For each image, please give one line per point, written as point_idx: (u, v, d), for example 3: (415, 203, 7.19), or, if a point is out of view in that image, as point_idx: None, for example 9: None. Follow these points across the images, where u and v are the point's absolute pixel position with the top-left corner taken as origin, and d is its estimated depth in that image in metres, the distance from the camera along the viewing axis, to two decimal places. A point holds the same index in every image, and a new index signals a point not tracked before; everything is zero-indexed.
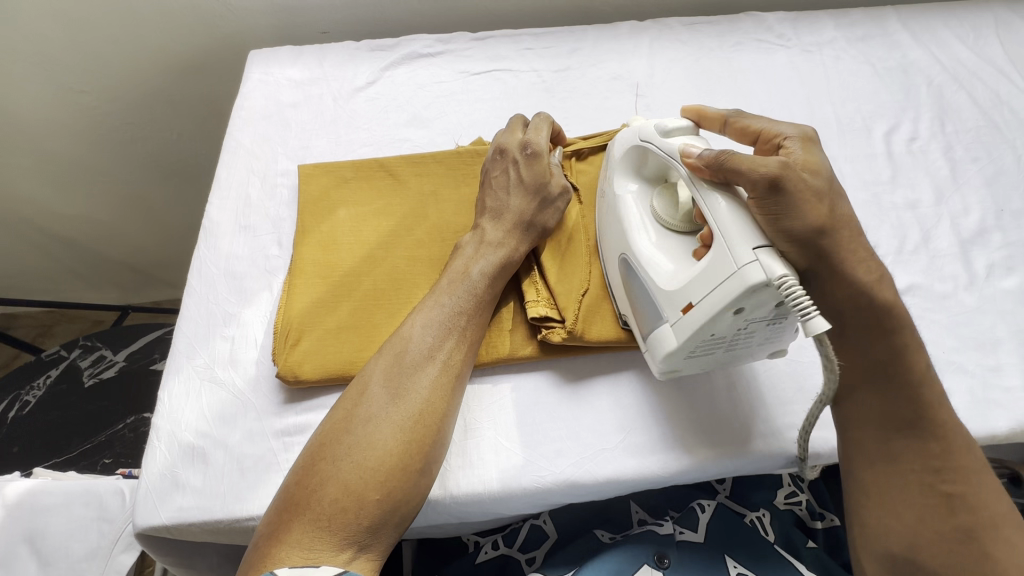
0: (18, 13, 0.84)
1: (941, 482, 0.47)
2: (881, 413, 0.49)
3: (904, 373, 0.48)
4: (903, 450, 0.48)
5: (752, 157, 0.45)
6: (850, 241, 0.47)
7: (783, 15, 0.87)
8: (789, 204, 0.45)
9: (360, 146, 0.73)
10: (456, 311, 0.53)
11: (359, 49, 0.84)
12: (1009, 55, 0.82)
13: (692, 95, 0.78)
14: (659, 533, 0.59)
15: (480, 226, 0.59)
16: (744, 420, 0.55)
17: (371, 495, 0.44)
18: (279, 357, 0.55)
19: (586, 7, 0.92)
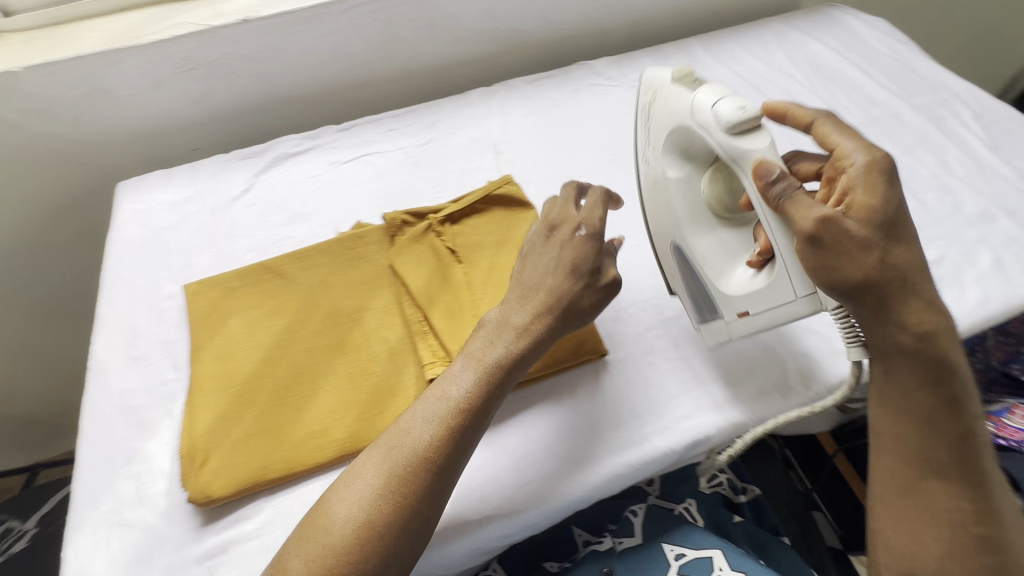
0: None
1: (975, 527, 0.48)
2: (933, 456, 0.49)
3: (953, 418, 0.49)
4: (940, 481, 0.49)
5: (799, 203, 0.47)
6: (908, 290, 0.47)
7: (608, 60, 1.00)
8: (841, 244, 0.46)
9: (244, 252, 0.76)
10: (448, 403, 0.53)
11: (230, 160, 0.87)
12: (792, 60, 0.99)
13: (545, 143, 0.87)
14: (600, 550, 0.65)
15: (506, 304, 0.59)
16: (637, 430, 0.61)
17: None
18: (189, 481, 0.55)
19: (440, 81, 1.01)
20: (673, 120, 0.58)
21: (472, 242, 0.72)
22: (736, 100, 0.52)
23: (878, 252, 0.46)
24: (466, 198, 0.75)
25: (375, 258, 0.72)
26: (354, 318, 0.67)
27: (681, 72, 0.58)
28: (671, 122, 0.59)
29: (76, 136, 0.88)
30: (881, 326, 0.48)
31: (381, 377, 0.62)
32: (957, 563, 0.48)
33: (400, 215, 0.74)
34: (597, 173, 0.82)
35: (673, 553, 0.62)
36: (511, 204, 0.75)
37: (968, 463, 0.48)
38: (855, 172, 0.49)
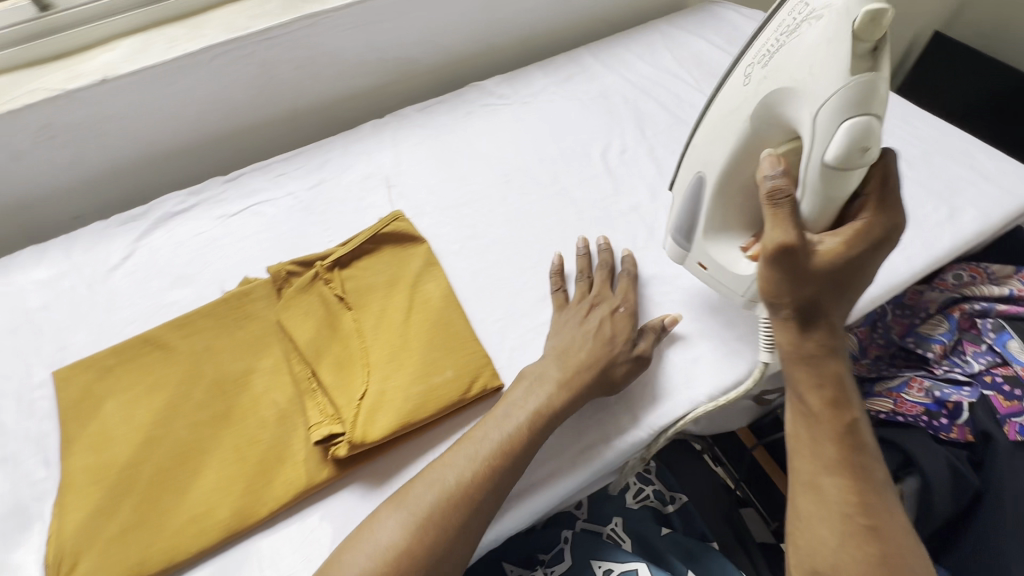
0: None
1: (863, 517, 0.48)
2: (827, 449, 0.50)
3: (838, 415, 0.51)
4: (834, 472, 0.50)
5: (778, 218, 0.51)
6: (826, 322, 0.52)
7: (499, 79, 1.00)
8: (789, 267, 0.51)
9: (124, 326, 0.71)
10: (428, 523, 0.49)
11: (108, 226, 0.82)
12: (678, 60, 1.00)
13: (438, 171, 0.85)
14: None
15: (544, 370, 0.58)
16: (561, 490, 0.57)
17: None
18: None
19: (332, 117, 0.98)
20: (790, 77, 0.51)
21: (363, 285, 0.70)
22: (866, 136, 0.49)
23: (817, 286, 0.51)
24: (356, 239, 0.73)
25: (262, 314, 0.69)
26: (241, 383, 0.64)
27: (868, 20, 0.45)
28: (786, 73, 0.51)
29: None
30: (790, 340, 0.53)
31: (269, 444, 0.59)
32: (854, 554, 0.47)
33: (285, 267, 0.71)
34: (491, 197, 0.81)
35: (602, 569, 0.63)
36: (402, 241, 0.74)
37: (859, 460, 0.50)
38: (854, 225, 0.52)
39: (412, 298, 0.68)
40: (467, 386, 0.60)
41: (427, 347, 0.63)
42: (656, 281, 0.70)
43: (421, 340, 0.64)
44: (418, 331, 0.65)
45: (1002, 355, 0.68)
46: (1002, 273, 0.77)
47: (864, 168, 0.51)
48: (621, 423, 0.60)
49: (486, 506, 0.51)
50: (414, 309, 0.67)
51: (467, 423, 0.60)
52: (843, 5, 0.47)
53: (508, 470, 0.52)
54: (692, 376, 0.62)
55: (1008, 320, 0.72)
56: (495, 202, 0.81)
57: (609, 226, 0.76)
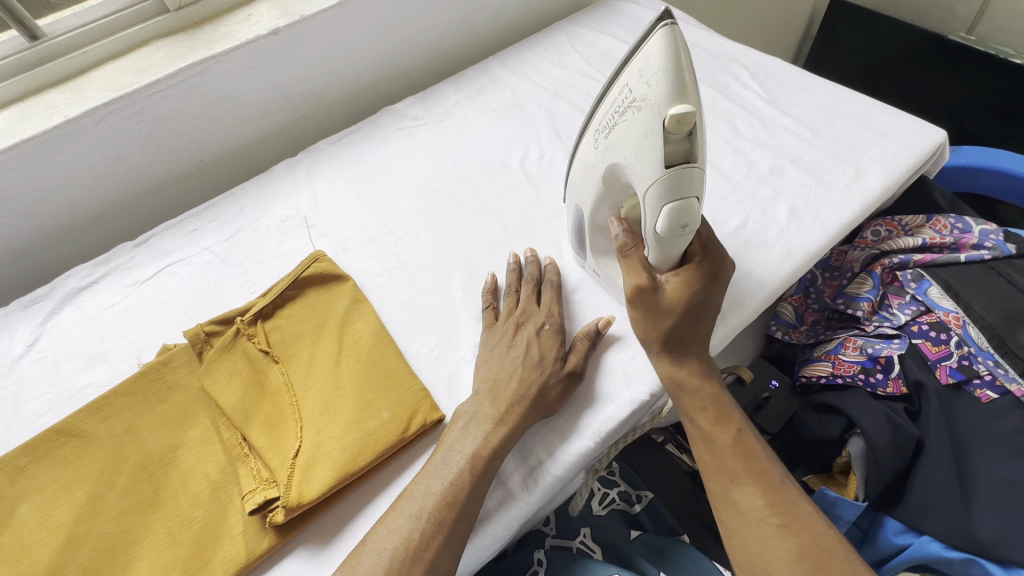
0: None
1: (773, 516, 0.53)
2: (727, 461, 0.56)
3: (723, 430, 0.58)
4: (740, 482, 0.55)
5: (629, 265, 0.56)
6: (693, 358, 0.59)
7: (411, 100, 0.98)
8: (643, 309, 0.56)
9: (36, 419, 0.66)
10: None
11: (9, 312, 0.77)
12: (586, 58, 1.01)
13: (357, 204, 0.83)
14: None
15: (477, 401, 0.58)
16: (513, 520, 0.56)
17: None
18: None
19: (243, 163, 0.95)
20: (624, 155, 0.50)
21: (290, 334, 0.67)
22: (683, 215, 0.49)
23: (672, 321, 0.57)
24: (276, 287, 0.70)
25: (186, 382, 0.65)
26: (168, 460, 0.60)
27: (674, 123, 0.44)
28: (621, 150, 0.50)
29: None
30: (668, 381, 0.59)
31: (203, 522, 0.55)
32: (781, 551, 0.51)
33: (203, 329, 0.67)
34: (414, 223, 0.80)
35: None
36: (325, 281, 0.71)
37: (755, 463, 0.56)
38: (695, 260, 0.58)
39: (341, 340, 0.66)
40: (406, 423, 0.58)
41: (361, 389, 0.61)
42: (587, 284, 0.70)
43: (354, 384, 0.61)
44: (351, 374, 0.62)
45: (924, 303, 0.71)
46: (915, 223, 0.80)
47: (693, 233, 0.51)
48: (569, 439, 0.59)
49: (439, 559, 0.50)
50: (344, 352, 0.65)
51: (412, 463, 0.59)
52: (657, 97, 0.45)
53: (456, 511, 0.51)
54: (632, 377, 0.62)
55: (925, 268, 0.74)
56: (418, 227, 0.79)
57: (534, 234, 0.76)
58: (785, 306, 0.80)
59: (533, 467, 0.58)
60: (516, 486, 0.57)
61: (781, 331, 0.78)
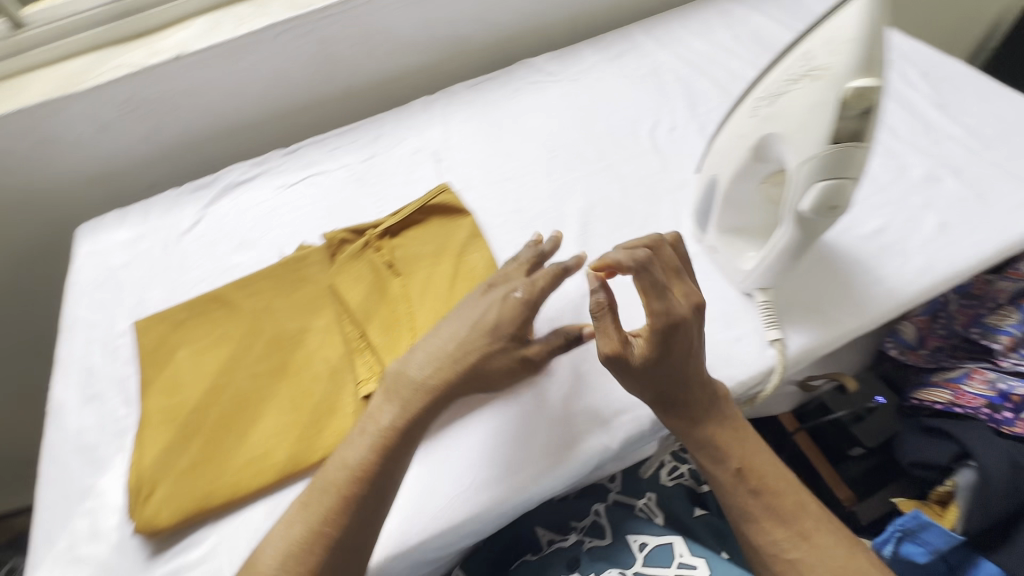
0: None
1: (789, 549, 0.52)
2: (722, 486, 0.55)
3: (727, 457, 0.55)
4: (753, 518, 0.54)
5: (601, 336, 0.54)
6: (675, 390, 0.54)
7: (548, 56, 0.99)
8: (623, 370, 0.54)
9: (193, 284, 0.77)
10: (326, 533, 0.50)
11: (181, 193, 0.89)
12: (734, 36, 0.97)
13: (485, 147, 0.87)
14: (566, 546, 0.66)
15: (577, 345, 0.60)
16: (522, 493, 0.58)
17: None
18: (136, 513, 0.57)
19: (384, 97, 1.01)
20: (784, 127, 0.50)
21: (411, 253, 0.73)
22: (833, 197, 0.48)
23: (652, 380, 0.54)
24: (404, 210, 0.76)
25: (317, 278, 0.73)
26: (296, 340, 0.68)
27: (853, 96, 0.44)
28: (781, 123, 0.50)
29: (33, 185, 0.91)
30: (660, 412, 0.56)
31: (321, 397, 0.63)
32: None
33: (341, 234, 0.74)
34: (535, 173, 0.82)
35: (637, 543, 0.63)
36: (449, 212, 0.76)
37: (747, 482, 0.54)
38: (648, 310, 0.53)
39: (457, 267, 0.71)
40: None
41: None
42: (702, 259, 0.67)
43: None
44: (465, 299, 0.67)
45: None
46: None
47: (838, 215, 0.51)
48: (545, 433, 0.60)
49: None
50: (459, 279, 0.69)
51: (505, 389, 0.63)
52: (839, 68, 0.45)
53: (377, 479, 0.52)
54: (732, 357, 0.61)
55: None
56: (539, 177, 0.81)
57: (653, 203, 0.76)
58: (908, 324, 0.73)
59: (535, 447, 0.59)
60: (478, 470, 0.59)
61: (897, 350, 0.72)
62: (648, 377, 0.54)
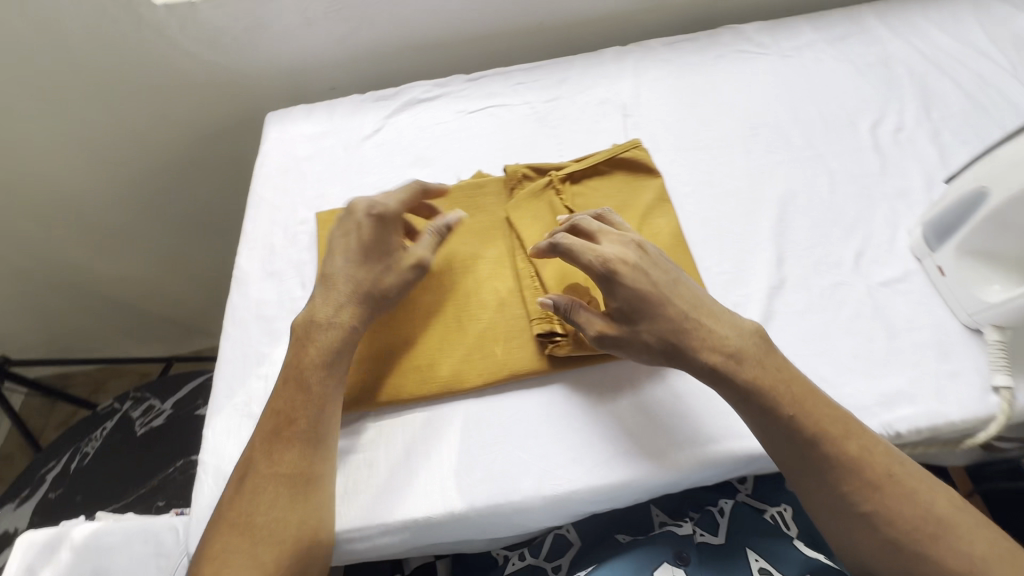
0: (78, 100, 0.99)
1: (862, 505, 0.50)
2: (764, 443, 0.53)
3: (762, 409, 0.52)
4: (811, 476, 0.51)
5: (580, 318, 0.56)
6: (679, 329, 0.54)
7: (760, 25, 0.90)
8: (614, 340, 0.55)
9: (369, 189, 0.79)
10: (271, 476, 0.52)
11: (365, 100, 0.91)
12: (991, 38, 0.83)
13: (678, 110, 0.81)
14: (678, 533, 0.59)
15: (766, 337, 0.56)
16: (668, 477, 0.55)
17: (260, 509, 0.51)
18: None
19: (570, 39, 0.97)
20: None
21: (592, 205, 0.70)
22: None
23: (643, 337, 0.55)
24: (590, 158, 0.73)
25: (492, 208, 0.72)
26: (467, 264, 0.68)
27: None
28: None
29: (234, 66, 0.97)
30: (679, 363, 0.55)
31: (485, 324, 0.63)
32: (889, 528, 0.49)
33: (524, 171, 0.73)
34: (731, 148, 0.76)
35: (757, 565, 0.56)
36: (637, 170, 0.73)
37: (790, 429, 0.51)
38: (595, 268, 0.55)
39: (640, 228, 0.67)
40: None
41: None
42: (918, 277, 0.62)
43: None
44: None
45: None
46: None
47: None
48: (682, 420, 0.57)
49: None
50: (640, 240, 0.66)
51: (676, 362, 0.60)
52: None
53: (294, 424, 0.54)
54: (946, 394, 0.55)
55: None
56: (736, 153, 0.75)
57: (866, 206, 0.68)
58: None
59: (678, 433, 0.56)
60: (607, 440, 0.56)
61: None
62: (642, 333, 0.55)
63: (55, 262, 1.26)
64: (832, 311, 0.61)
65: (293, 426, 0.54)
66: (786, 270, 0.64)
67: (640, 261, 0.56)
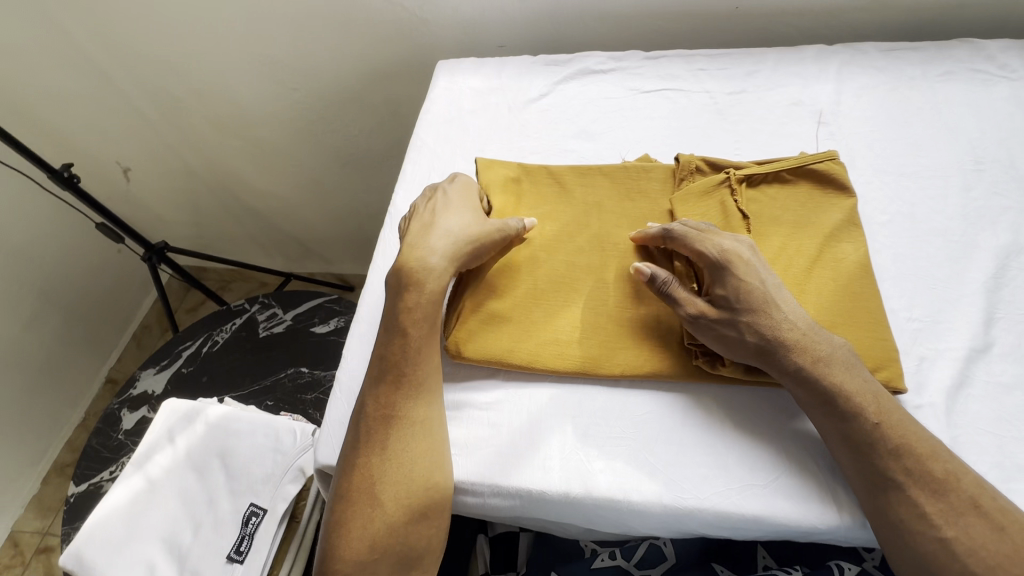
0: (272, 25, 1.06)
1: (938, 529, 0.46)
2: (834, 446, 0.50)
3: (856, 435, 0.49)
4: (889, 500, 0.48)
5: (677, 293, 0.56)
6: (778, 329, 0.52)
7: (1008, 43, 0.76)
8: (713, 324, 0.53)
9: (529, 154, 0.78)
10: (379, 416, 0.55)
11: (535, 63, 0.89)
12: None
13: (885, 127, 0.72)
14: None
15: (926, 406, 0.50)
16: (805, 526, 0.50)
17: (377, 448, 0.54)
18: (450, 333, 0.61)
19: (765, 29, 0.88)
20: None
21: (768, 214, 0.64)
22: None
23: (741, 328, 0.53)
24: (775, 162, 0.66)
25: (655, 197, 0.68)
26: (620, 248, 0.64)
27: None
28: None
29: (414, 11, 0.99)
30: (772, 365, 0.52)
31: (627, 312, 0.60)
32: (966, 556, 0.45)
33: (698, 164, 0.67)
34: (946, 181, 0.66)
35: None
36: (827, 185, 0.65)
37: (859, 433, 0.49)
38: (710, 251, 0.56)
39: (821, 251, 0.61)
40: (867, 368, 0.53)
41: (827, 307, 0.57)
42: None
43: (816, 296, 0.58)
44: (820, 287, 0.58)
45: None
46: None
47: None
48: (823, 467, 0.52)
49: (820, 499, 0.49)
50: (817, 263, 0.60)
51: None
52: None
53: (390, 370, 0.56)
54: None
55: None
56: (951, 188, 0.65)
57: None
58: None
59: (815, 480, 0.51)
60: (734, 464, 0.52)
61: None
62: (740, 322, 0.53)
63: (220, 167, 1.40)
64: None
65: (396, 372, 0.56)
66: (994, 334, 0.55)
67: (755, 258, 0.56)
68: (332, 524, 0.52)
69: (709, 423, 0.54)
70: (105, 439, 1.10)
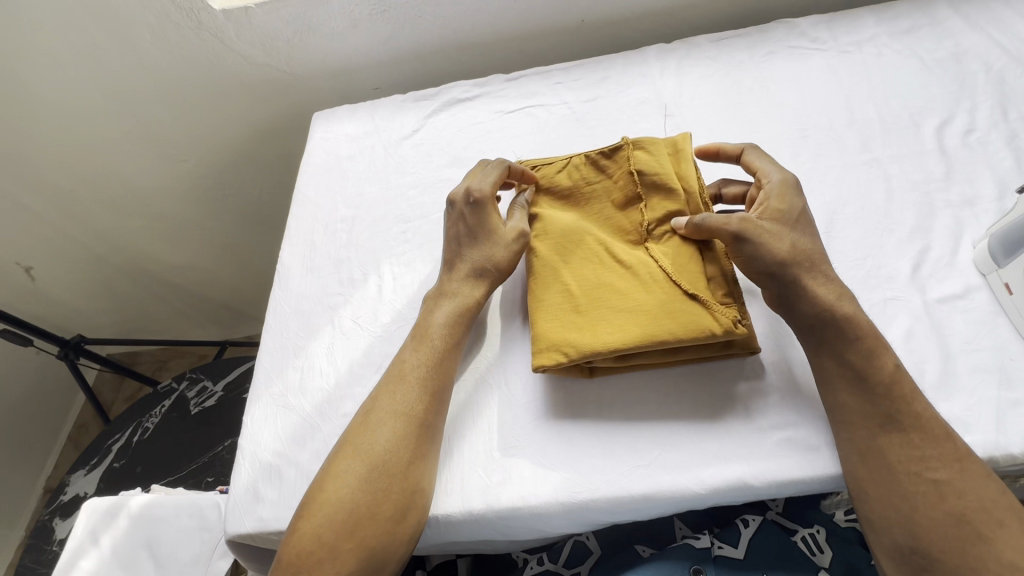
0: (146, 101, 1.06)
1: (925, 472, 0.47)
2: (837, 391, 0.51)
3: (876, 374, 0.50)
4: (891, 443, 0.48)
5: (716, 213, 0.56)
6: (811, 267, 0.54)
7: (818, 17, 0.85)
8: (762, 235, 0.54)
9: (406, 189, 0.81)
10: (396, 417, 0.54)
11: (405, 100, 0.92)
12: None
13: (722, 109, 0.78)
14: (695, 545, 0.57)
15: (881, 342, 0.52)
16: (691, 497, 0.52)
17: (385, 445, 0.53)
18: (685, 318, 0.54)
19: (613, 35, 0.95)
20: None
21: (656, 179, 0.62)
22: None
23: (789, 238, 0.55)
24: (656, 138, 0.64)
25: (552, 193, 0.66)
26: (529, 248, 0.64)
27: None
28: None
29: (284, 68, 1.01)
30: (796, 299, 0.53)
31: (594, 282, 0.59)
32: (946, 501, 0.45)
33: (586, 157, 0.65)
34: (778, 151, 0.72)
35: None
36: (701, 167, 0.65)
37: (873, 361, 0.50)
38: (770, 180, 0.59)
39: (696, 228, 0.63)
40: (729, 325, 0.53)
41: (698, 269, 0.57)
42: (981, 293, 0.57)
43: (681, 260, 0.58)
44: (686, 252, 0.58)
45: None
46: None
47: None
48: (702, 435, 0.54)
49: (702, 466, 0.53)
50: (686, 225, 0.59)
51: (705, 374, 0.57)
52: None
53: (430, 366, 0.57)
54: (1010, 425, 0.50)
55: None
56: (783, 156, 0.72)
57: (927, 215, 0.63)
58: None
59: (693, 448, 0.54)
60: (619, 450, 0.54)
61: None
62: (784, 236, 0.54)
63: (126, 248, 1.36)
64: (880, 328, 0.57)
65: (420, 373, 0.57)
66: None
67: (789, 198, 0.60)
68: (309, 515, 0.50)
69: (589, 415, 0.56)
70: (39, 554, 1.04)
